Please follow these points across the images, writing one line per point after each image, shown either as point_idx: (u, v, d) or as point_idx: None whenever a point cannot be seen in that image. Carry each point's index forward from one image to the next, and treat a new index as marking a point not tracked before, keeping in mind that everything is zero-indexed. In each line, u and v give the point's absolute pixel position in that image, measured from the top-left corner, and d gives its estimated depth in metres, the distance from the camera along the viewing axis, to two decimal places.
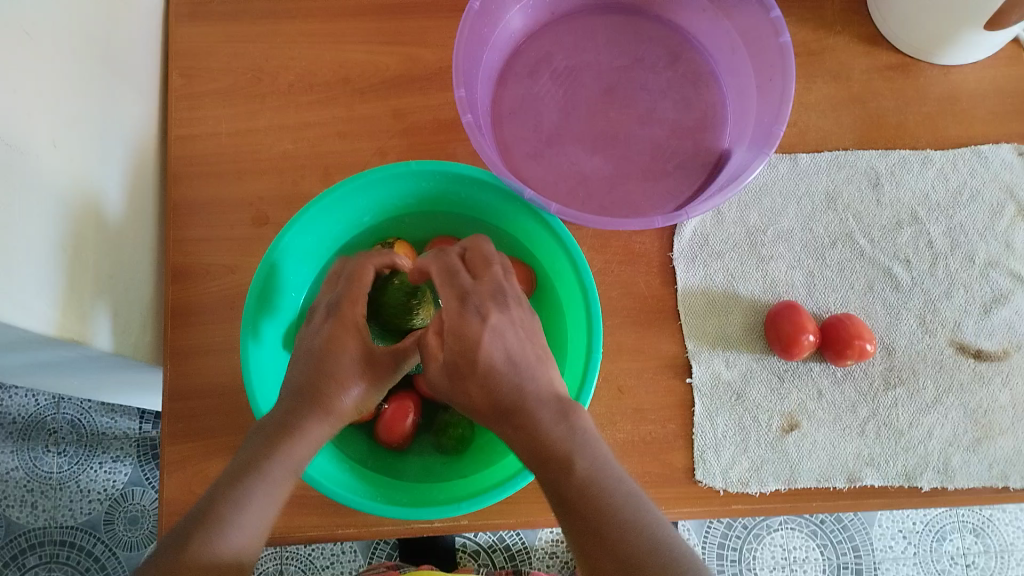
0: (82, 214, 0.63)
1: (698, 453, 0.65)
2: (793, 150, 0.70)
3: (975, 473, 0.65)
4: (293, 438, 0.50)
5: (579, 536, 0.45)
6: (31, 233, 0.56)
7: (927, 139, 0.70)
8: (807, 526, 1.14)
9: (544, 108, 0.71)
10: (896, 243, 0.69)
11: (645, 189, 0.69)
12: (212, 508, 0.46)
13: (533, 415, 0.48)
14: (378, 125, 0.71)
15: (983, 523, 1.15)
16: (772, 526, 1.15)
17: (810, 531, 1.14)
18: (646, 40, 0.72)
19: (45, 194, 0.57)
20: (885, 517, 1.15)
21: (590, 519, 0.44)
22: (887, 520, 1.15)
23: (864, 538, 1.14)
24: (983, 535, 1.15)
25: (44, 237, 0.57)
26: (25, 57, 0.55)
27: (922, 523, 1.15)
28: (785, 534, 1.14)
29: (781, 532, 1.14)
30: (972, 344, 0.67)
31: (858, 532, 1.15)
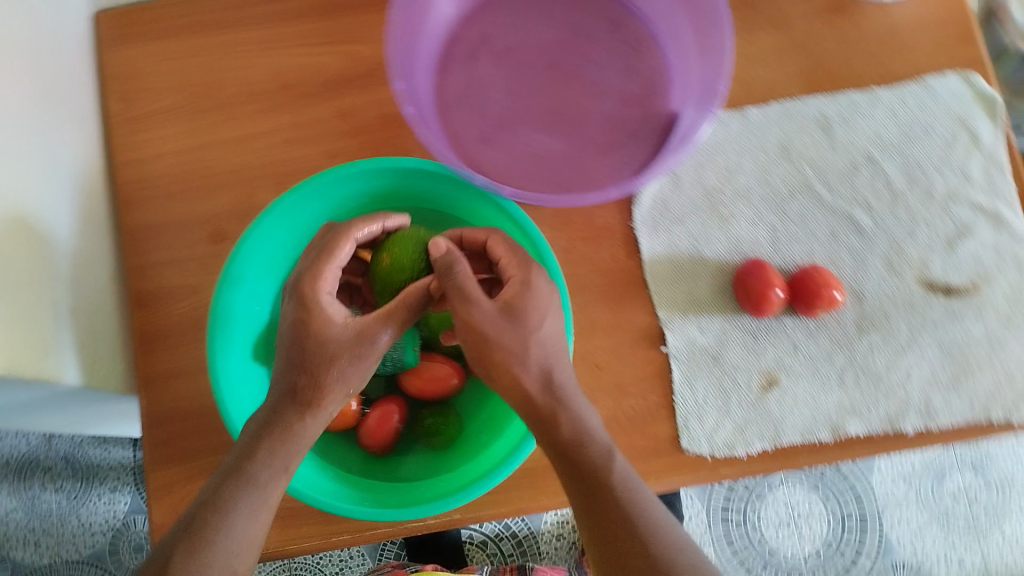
0: (35, 250, 0.61)
1: (680, 421, 0.64)
2: (742, 105, 0.70)
3: (958, 411, 0.64)
4: (283, 438, 0.52)
5: (606, 529, 0.51)
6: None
7: (875, 79, 0.70)
8: (806, 480, 1.22)
9: (490, 91, 0.70)
10: (855, 188, 0.68)
11: (600, 161, 0.69)
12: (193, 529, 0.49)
13: (577, 413, 0.53)
14: (326, 128, 0.70)
15: (981, 461, 1.21)
16: (772, 482, 1.23)
17: (811, 485, 1.22)
18: (581, 11, 0.71)
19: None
20: (883, 464, 1.21)
21: (617, 514, 0.51)
22: (885, 467, 1.21)
23: (866, 486, 1.21)
24: (982, 472, 1.21)
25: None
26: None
27: (921, 464, 1.21)
28: (787, 490, 1.21)
29: (780, 486, 1.22)
30: (941, 280, 0.66)
31: (859, 481, 1.22)
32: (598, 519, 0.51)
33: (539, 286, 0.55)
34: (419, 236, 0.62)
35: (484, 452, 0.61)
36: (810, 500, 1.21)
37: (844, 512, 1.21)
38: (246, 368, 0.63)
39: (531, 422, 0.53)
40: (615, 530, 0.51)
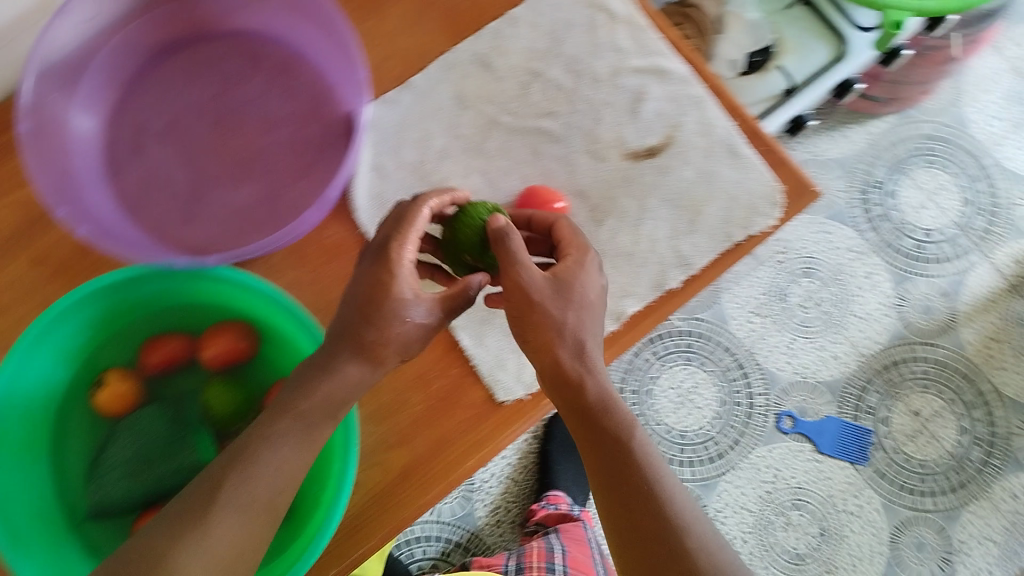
0: None
1: (487, 379, 0.67)
2: (405, 77, 0.72)
3: (708, 248, 0.68)
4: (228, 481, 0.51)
5: (624, 492, 0.55)
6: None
7: (506, 2, 0.73)
8: (679, 357, 1.29)
9: (169, 174, 0.69)
10: (533, 103, 0.72)
11: (303, 185, 0.69)
12: (181, 540, 0.49)
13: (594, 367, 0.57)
14: (26, 284, 0.67)
15: (809, 265, 1.33)
16: (656, 373, 1.29)
17: (685, 360, 1.29)
18: (219, 61, 0.72)
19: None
20: (732, 309, 1.31)
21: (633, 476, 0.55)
22: (735, 311, 1.31)
23: (729, 336, 1.30)
24: (815, 273, 1.32)
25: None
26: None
27: (763, 293, 1.32)
28: (668, 374, 1.29)
29: (664, 375, 1.29)
30: (640, 146, 0.71)
31: (721, 335, 1.30)
32: (618, 483, 0.56)
33: (568, 284, 0.58)
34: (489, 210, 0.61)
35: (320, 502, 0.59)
36: (691, 373, 1.29)
37: (724, 367, 1.29)
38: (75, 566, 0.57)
39: (554, 380, 0.57)
40: (630, 495, 0.55)
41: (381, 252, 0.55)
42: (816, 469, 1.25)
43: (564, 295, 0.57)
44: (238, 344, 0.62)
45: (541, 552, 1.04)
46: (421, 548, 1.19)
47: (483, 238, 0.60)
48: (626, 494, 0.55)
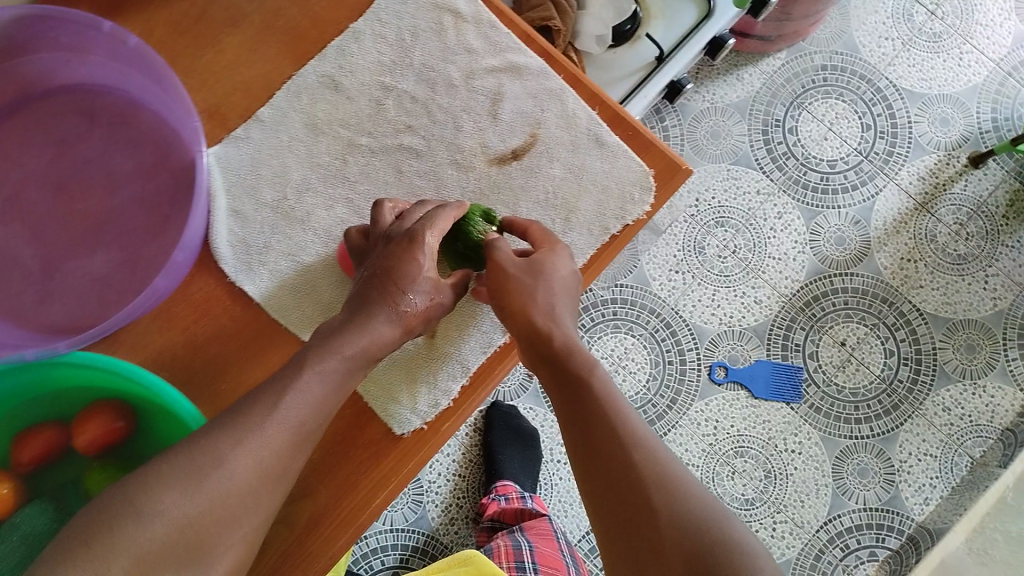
0: None
1: (383, 413, 0.66)
2: (253, 111, 0.68)
3: (586, 245, 0.67)
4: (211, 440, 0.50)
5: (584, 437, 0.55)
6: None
7: (348, 16, 0.69)
8: (603, 327, 1.27)
9: (17, 252, 0.64)
10: (391, 118, 0.69)
11: (161, 244, 0.65)
12: (180, 474, 0.49)
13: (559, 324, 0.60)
14: None
15: (721, 213, 1.31)
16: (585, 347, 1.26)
17: (612, 328, 1.27)
18: (50, 123, 0.67)
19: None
20: (652, 270, 1.29)
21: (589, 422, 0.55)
22: (655, 271, 1.29)
23: (651, 297, 1.28)
24: (729, 221, 1.31)
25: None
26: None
27: (680, 248, 1.30)
28: (598, 346, 1.26)
29: (594, 347, 1.26)
30: (505, 150, 0.69)
31: (644, 298, 1.28)
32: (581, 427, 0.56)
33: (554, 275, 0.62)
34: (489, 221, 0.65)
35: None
36: (620, 340, 1.27)
37: (651, 329, 1.27)
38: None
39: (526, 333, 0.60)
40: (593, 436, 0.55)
41: (408, 236, 0.59)
42: (752, 414, 1.25)
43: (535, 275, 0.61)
44: (112, 424, 0.62)
45: (508, 551, 1.01)
46: (377, 560, 1.19)
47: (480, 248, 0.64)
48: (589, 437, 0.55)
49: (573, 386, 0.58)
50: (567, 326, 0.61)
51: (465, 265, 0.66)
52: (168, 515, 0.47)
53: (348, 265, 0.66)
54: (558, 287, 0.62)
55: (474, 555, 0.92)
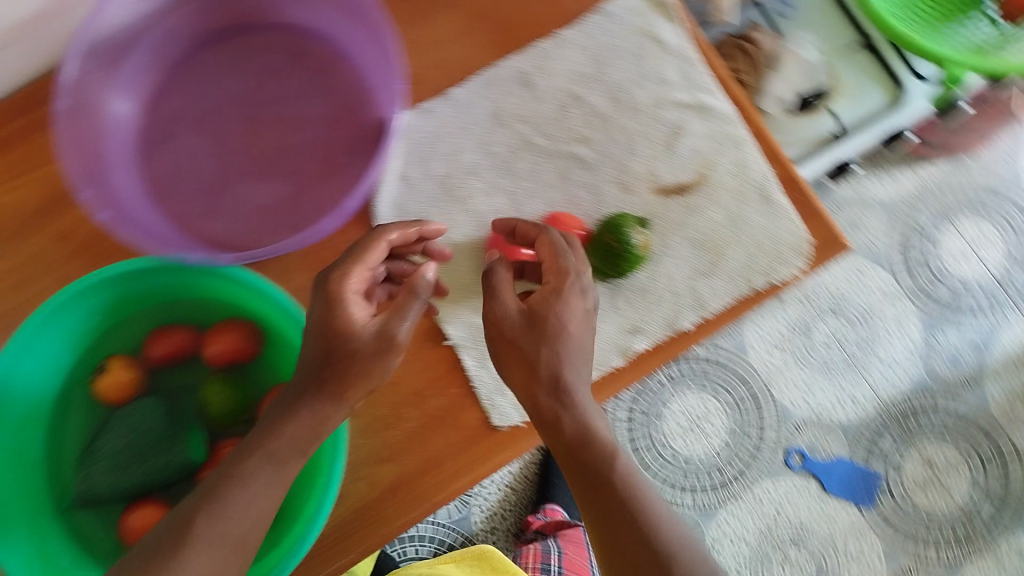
0: None
1: (485, 402, 0.66)
2: (444, 88, 0.70)
3: (724, 291, 0.67)
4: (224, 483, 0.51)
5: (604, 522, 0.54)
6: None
7: (556, 22, 0.71)
8: (691, 382, 1.26)
9: (196, 162, 0.68)
10: (570, 126, 0.71)
11: (329, 190, 0.68)
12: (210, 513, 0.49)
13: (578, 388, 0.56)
14: (41, 263, 0.66)
15: (838, 302, 1.28)
16: (667, 398, 1.26)
17: (698, 385, 1.26)
18: (261, 53, 0.71)
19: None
20: (754, 339, 1.27)
21: (612, 507, 0.54)
22: (756, 341, 1.27)
23: (746, 366, 1.26)
24: (843, 311, 1.28)
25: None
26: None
27: (787, 325, 1.28)
28: (680, 398, 1.26)
29: (676, 400, 1.26)
30: (671, 181, 0.69)
31: (738, 364, 1.27)
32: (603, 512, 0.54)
33: (571, 297, 0.57)
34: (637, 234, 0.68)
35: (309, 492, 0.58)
36: (703, 399, 1.25)
37: (738, 398, 1.25)
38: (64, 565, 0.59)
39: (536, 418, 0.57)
40: (619, 525, 0.53)
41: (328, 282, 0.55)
42: (820, 508, 1.21)
43: (537, 326, 0.57)
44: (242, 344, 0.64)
45: (536, 553, 1.07)
46: (412, 547, 1.18)
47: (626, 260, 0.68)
48: (615, 527, 0.53)
49: (598, 483, 0.54)
50: (581, 403, 0.56)
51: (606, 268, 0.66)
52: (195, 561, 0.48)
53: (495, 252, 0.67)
54: (568, 325, 0.57)
55: (489, 552, 0.99)
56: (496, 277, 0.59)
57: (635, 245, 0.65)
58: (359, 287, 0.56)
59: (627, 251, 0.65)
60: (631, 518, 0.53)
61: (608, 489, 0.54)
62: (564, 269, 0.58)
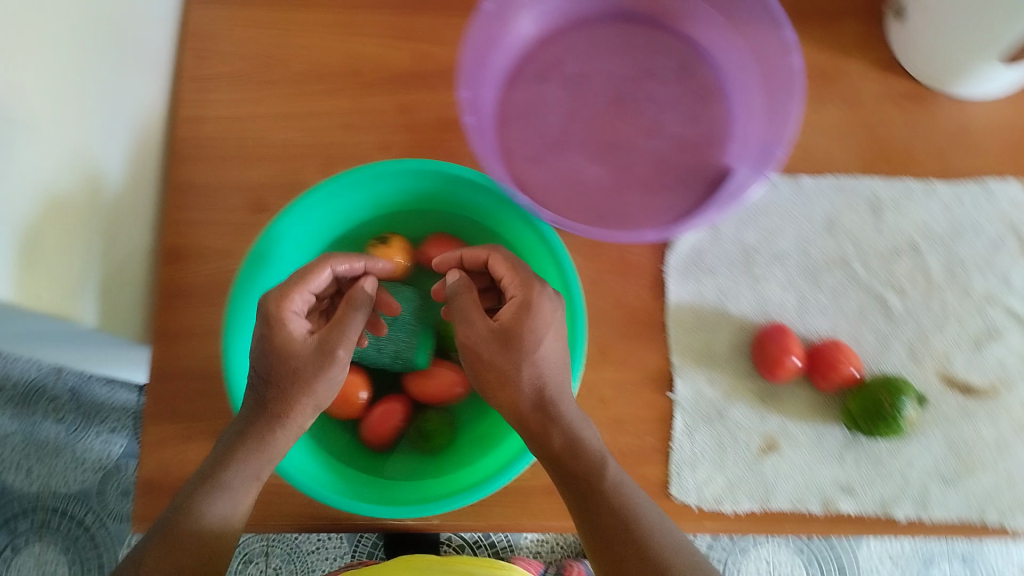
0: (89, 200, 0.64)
1: (673, 468, 0.64)
2: (797, 172, 0.70)
3: (953, 507, 0.64)
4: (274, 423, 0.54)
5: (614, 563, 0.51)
6: (30, 179, 0.56)
7: (933, 170, 0.70)
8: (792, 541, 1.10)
9: (549, 113, 0.72)
10: (893, 272, 0.68)
11: (643, 202, 0.70)
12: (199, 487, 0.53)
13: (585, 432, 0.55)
14: (383, 120, 0.72)
15: (972, 550, 1.11)
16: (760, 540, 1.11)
17: (797, 549, 1.11)
18: (656, 53, 0.73)
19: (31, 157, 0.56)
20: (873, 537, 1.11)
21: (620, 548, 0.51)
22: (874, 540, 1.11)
23: (851, 559, 1.10)
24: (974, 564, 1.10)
25: (38, 188, 0.56)
26: (31, 30, 0.55)
27: (911, 547, 1.11)
28: (772, 549, 1.10)
29: (768, 547, 1.10)
30: (961, 378, 0.66)
31: (846, 553, 1.10)
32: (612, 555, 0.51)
33: (540, 308, 0.55)
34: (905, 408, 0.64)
35: (493, 450, 0.61)
36: (793, 564, 1.10)
37: None
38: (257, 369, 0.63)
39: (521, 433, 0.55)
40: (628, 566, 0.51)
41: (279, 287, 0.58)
42: None
43: (513, 342, 0.55)
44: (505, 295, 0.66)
45: None
46: None
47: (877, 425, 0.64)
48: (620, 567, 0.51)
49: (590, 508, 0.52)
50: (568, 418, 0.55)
51: (862, 420, 0.63)
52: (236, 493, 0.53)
53: (769, 342, 0.65)
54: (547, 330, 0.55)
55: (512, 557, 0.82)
56: (459, 300, 0.58)
57: (901, 415, 0.62)
58: (298, 309, 0.58)
59: (893, 416, 0.62)
60: (630, 529, 0.52)
61: (608, 526, 0.52)
62: (530, 282, 0.57)
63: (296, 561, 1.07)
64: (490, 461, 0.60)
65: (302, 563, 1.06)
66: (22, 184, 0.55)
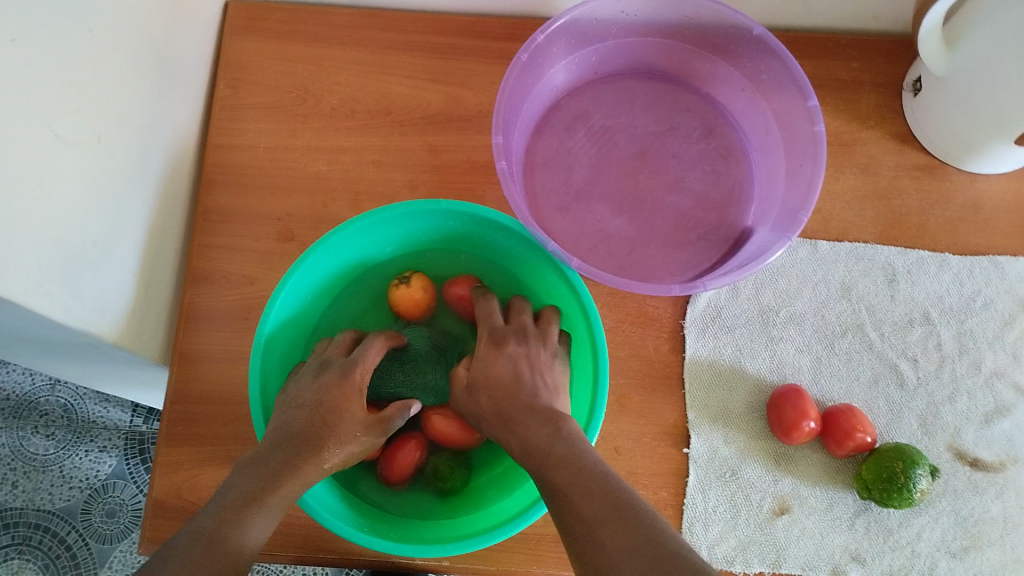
0: (122, 222, 0.64)
1: (686, 524, 0.65)
2: (815, 237, 0.72)
3: None
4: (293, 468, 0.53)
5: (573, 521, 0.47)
6: (68, 208, 0.56)
7: (946, 243, 0.72)
8: None
9: (574, 163, 0.73)
10: (906, 341, 0.69)
11: (666, 256, 0.70)
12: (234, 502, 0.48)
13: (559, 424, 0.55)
14: (412, 159, 0.73)
15: None
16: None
17: None
18: (682, 110, 0.74)
19: (70, 186, 0.56)
20: None
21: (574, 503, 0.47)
22: None
23: None
24: None
25: (73, 209, 0.57)
26: (70, 63, 0.55)
27: None
28: None
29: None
30: (970, 451, 0.67)
31: None
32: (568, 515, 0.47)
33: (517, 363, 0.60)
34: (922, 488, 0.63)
35: (510, 494, 0.61)
36: None
37: None
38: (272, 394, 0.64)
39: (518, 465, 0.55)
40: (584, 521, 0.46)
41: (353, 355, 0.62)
42: None
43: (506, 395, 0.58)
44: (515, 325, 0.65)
45: None
46: None
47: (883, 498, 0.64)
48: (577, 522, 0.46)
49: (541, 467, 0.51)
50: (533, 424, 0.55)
51: (876, 486, 0.63)
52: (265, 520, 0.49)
53: (787, 405, 0.65)
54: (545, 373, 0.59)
55: None
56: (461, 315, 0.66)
57: (916, 489, 0.62)
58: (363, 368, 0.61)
59: (904, 486, 0.62)
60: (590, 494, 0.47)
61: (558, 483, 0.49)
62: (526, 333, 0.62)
63: None
64: (510, 504, 0.59)
65: None
66: (58, 206, 0.55)
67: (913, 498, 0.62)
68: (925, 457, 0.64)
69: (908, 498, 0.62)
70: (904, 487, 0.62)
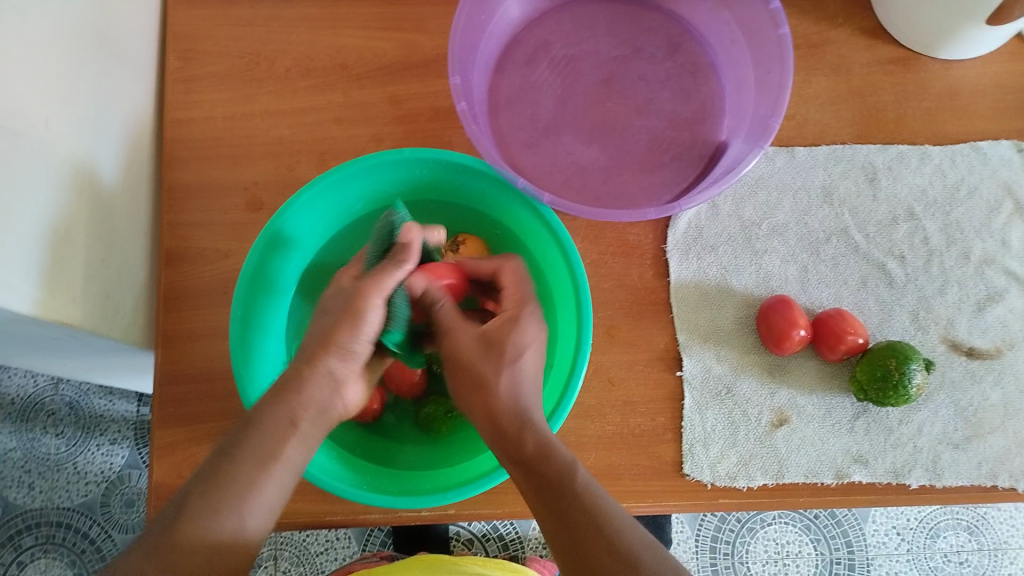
0: (78, 207, 0.62)
1: (686, 446, 0.64)
2: (791, 143, 0.70)
3: (964, 472, 0.65)
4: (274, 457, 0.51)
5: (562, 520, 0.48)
6: (19, 199, 0.55)
7: (926, 135, 0.70)
8: (800, 520, 1.06)
9: (539, 98, 0.71)
10: (891, 239, 0.69)
11: (641, 180, 0.69)
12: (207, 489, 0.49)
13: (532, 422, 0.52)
14: (375, 112, 0.71)
15: (977, 521, 1.07)
16: (765, 519, 1.07)
17: (803, 526, 1.07)
18: (644, 30, 0.72)
19: (20, 174, 0.55)
20: (879, 512, 1.07)
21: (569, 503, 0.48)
22: (880, 515, 1.07)
23: (858, 534, 1.06)
24: (978, 533, 1.07)
25: (23, 196, 0.55)
26: (11, 48, 0.54)
27: (916, 520, 1.07)
28: (778, 528, 1.07)
29: (774, 526, 1.07)
30: (965, 342, 0.67)
31: (852, 527, 1.07)
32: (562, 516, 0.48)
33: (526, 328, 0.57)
34: (909, 392, 0.62)
35: None
36: (800, 540, 1.06)
37: (828, 543, 1.06)
38: (276, 352, 0.66)
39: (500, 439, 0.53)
40: (574, 530, 0.47)
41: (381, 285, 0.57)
42: None
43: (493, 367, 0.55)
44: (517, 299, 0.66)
45: None
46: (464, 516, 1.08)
47: (869, 377, 0.63)
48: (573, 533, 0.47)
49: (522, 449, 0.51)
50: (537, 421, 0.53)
51: (872, 390, 0.63)
52: (267, 502, 0.50)
53: (773, 314, 0.64)
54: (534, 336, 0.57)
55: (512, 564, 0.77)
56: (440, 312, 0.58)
57: (911, 383, 0.62)
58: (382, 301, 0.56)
59: (899, 383, 0.61)
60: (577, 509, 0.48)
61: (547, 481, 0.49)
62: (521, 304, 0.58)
63: (306, 563, 1.06)
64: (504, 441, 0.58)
65: (311, 563, 1.06)
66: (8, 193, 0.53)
67: (904, 396, 0.62)
68: (918, 352, 0.64)
69: (897, 397, 0.62)
70: (892, 388, 0.62)
